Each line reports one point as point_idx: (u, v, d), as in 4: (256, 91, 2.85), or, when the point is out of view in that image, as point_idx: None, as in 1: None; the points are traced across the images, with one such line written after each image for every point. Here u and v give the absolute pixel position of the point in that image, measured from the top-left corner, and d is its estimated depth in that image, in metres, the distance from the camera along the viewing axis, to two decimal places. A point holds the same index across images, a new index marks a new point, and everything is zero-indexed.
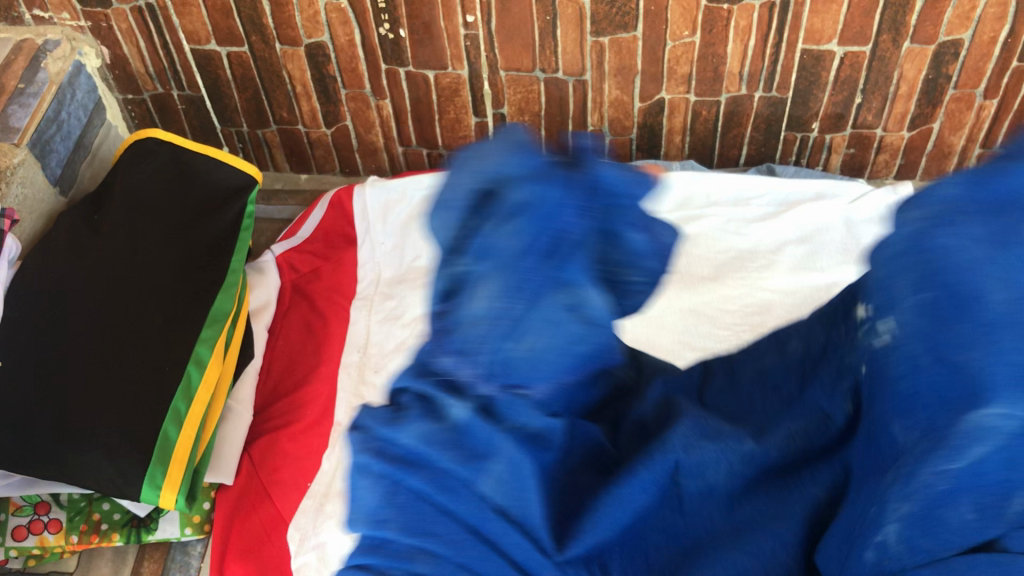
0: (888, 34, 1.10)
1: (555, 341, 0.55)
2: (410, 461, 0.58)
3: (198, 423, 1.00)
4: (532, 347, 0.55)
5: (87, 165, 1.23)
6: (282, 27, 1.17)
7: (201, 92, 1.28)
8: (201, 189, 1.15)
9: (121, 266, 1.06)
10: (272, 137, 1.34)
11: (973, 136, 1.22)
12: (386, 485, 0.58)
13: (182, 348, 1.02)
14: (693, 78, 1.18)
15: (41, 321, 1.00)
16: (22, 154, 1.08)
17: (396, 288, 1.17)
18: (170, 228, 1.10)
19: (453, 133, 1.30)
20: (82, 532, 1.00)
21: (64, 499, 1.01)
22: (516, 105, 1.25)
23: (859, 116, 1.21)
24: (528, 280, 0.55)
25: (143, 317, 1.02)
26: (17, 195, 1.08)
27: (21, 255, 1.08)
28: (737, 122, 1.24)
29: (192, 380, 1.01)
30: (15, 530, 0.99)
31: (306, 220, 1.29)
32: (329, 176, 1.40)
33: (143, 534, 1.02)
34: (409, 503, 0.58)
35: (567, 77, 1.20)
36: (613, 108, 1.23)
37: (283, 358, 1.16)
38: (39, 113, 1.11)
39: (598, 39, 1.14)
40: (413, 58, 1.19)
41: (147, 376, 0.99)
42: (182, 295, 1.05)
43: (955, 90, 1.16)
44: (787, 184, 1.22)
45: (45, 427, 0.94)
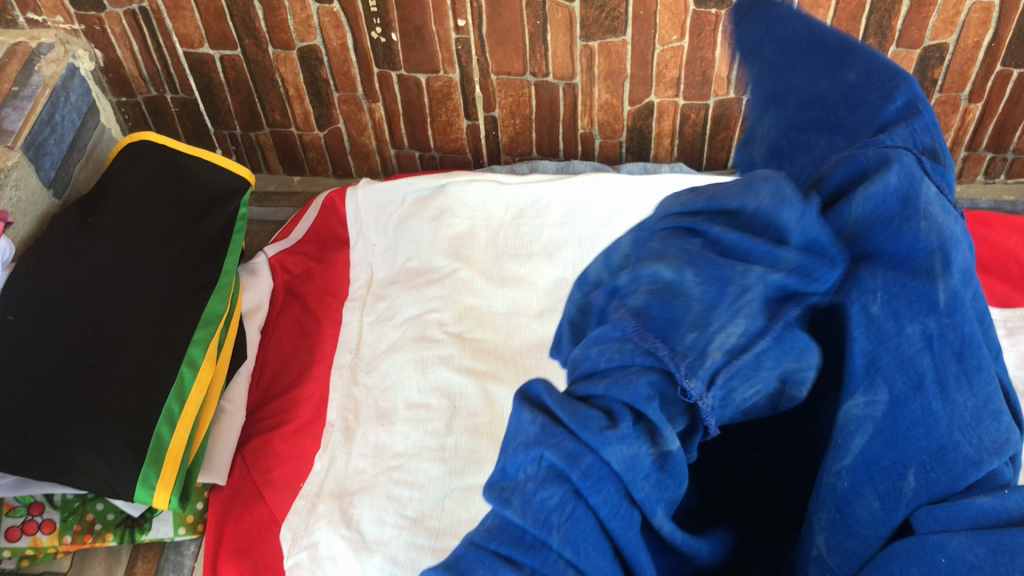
0: (873, 38, 1.11)
1: (938, 320, 0.40)
2: (589, 474, 0.40)
3: (192, 423, 1.01)
4: (750, 348, 0.39)
5: (81, 167, 1.23)
6: (275, 30, 1.18)
7: (194, 96, 1.29)
8: (192, 194, 1.16)
9: (116, 269, 1.06)
10: (265, 139, 1.35)
11: (959, 139, 1.24)
12: (565, 487, 0.40)
13: (176, 349, 1.03)
14: (682, 82, 1.19)
15: (35, 321, 1.01)
16: (16, 156, 1.09)
17: (388, 289, 1.19)
18: (162, 233, 1.11)
19: (445, 136, 1.31)
20: (76, 533, 1.01)
21: (58, 500, 1.02)
22: (507, 108, 1.26)
23: None
24: (715, 264, 0.41)
25: (136, 320, 1.03)
26: (11, 198, 1.08)
27: (14, 257, 1.09)
28: (726, 125, 1.25)
29: (185, 381, 1.02)
30: (8, 530, 0.99)
31: (299, 223, 1.31)
32: (321, 178, 1.41)
33: (137, 534, 1.02)
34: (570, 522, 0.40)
35: (558, 80, 1.21)
36: (603, 111, 1.24)
37: (276, 358, 1.16)
38: (33, 117, 1.12)
39: (587, 43, 1.15)
40: (405, 61, 1.20)
41: (140, 379, 1.00)
42: (176, 297, 1.07)
43: (940, 94, 1.18)
44: None
45: (39, 428, 0.94)
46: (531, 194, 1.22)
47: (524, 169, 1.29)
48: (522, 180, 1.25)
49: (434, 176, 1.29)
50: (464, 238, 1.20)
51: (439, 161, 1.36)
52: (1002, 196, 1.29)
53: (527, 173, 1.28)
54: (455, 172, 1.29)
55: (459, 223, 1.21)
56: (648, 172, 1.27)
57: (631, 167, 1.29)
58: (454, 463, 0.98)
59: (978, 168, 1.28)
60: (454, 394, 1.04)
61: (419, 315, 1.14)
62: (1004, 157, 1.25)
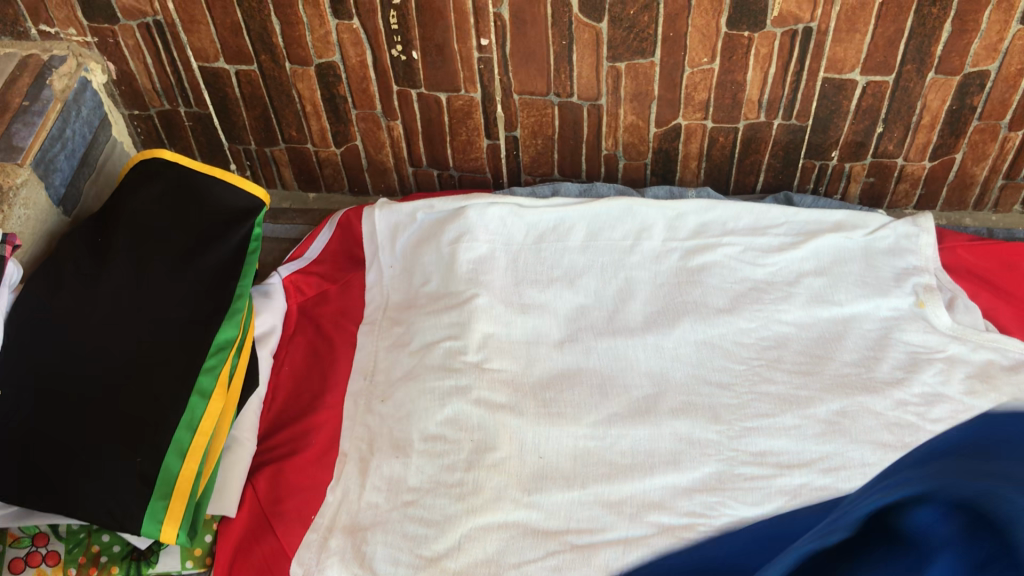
0: (912, 64, 1.07)
1: None
2: None
3: (200, 455, 0.98)
4: None
5: (92, 182, 1.20)
6: (292, 46, 1.14)
7: (208, 110, 1.25)
8: (207, 215, 1.13)
9: (132, 292, 1.04)
10: (280, 155, 1.32)
11: (996, 167, 1.20)
12: None
13: (187, 378, 1.00)
14: (711, 105, 1.15)
15: (52, 343, 0.98)
16: (24, 174, 1.06)
17: (404, 313, 1.15)
18: (177, 256, 1.08)
19: (464, 155, 1.27)
20: (81, 565, 0.98)
21: (62, 531, 0.99)
22: (530, 128, 1.22)
23: (880, 145, 1.18)
24: None
25: (148, 348, 1.00)
26: (19, 218, 1.06)
27: (23, 278, 1.06)
28: (755, 149, 1.21)
29: (195, 411, 0.99)
30: (11, 562, 0.97)
31: (312, 244, 1.28)
32: (337, 195, 1.37)
33: (143, 567, 0.99)
34: None
35: (583, 101, 1.17)
36: (629, 132, 1.21)
37: (289, 384, 1.13)
38: (42, 132, 1.09)
39: (614, 64, 1.11)
40: (426, 80, 1.16)
41: (150, 408, 0.97)
42: (190, 323, 1.04)
43: (979, 121, 1.14)
44: (805, 214, 1.20)
45: (50, 453, 0.92)
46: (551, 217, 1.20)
47: (546, 190, 1.26)
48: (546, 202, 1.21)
49: (454, 197, 1.25)
50: (483, 262, 1.17)
51: (458, 180, 1.32)
52: None
53: (548, 194, 1.24)
54: (475, 192, 1.25)
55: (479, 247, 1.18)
56: (674, 196, 1.23)
57: (656, 189, 1.25)
58: (471, 500, 0.95)
59: (1014, 199, 1.24)
60: (472, 427, 1.01)
61: (434, 342, 1.10)
62: None
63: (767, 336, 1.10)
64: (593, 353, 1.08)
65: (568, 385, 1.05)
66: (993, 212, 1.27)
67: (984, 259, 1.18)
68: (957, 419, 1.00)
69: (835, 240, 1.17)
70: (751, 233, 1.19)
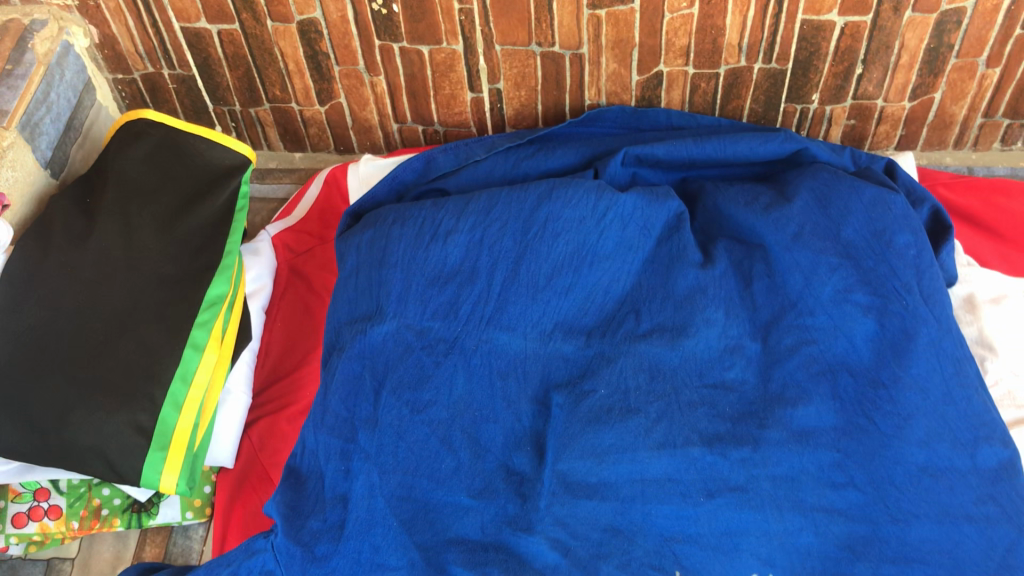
0: (889, 2, 1.08)
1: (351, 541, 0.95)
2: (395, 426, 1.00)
3: (198, 406, 1.00)
4: (425, 270, 1.06)
5: (78, 147, 1.22)
6: (273, 3, 1.14)
7: (192, 71, 1.25)
8: (194, 172, 1.12)
9: (125, 248, 1.04)
10: (265, 115, 1.32)
11: (975, 105, 1.21)
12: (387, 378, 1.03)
13: (181, 332, 1.01)
14: (692, 51, 1.16)
15: (42, 298, 1.00)
16: (11, 137, 1.07)
17: (378, 273, 1.07)
18: (167, 210, 1.08)
19: (448, 109, 1.28)
20: (83, 518, 1.01)
21: (64, 485, 1.02)
22: (513, 79, 1.22)
23: (860, 87, 1.19)
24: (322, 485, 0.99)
25: (135, 306, 1.01)
26: (8, 179, 1.07)
27: (14, 238, 1.07)
28: (737, 94, 1.22)
29: (190, 364, 1.01)
30: (14, 517, 0.99)
31: (302, 199, 1.28)
32: (323, 154, 1.38)
33: (144, 519, 1.02)
34: (393, 333, 1.04)
35: (564, 50, 1.17)
36: (611, 81, 1.21)
37: (282, 339, 1.16)
38: (27, 96, 1.10)
39: (595, 12, 1.12)
40: (407, 33, 1.17)
41: (144, 360, 0.98)
42: (182, 275, 1.05)
43: (957, 60, 1.15)
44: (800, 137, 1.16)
45: (45, 408, 0.94)
46: (534, 158, 1.17)
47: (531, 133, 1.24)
48: (533, 134, 1.20)
49: (447, 148, 1.22)
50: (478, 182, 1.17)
51: (443, 135, 1.33)
52: (1019, 162, 1.27)
53: (534, 132, 1.20)
54: (463, 139, 1.24)
55: (459, 178, 1.16)
56: (673, 126, 1.20)
57: (654, 115, 1.21)
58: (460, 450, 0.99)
59: (994, 136, 1.26)
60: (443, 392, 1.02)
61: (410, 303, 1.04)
62: (1021, 123, 1.23)
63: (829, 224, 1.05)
64: (619, 284, 1.05)
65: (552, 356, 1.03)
66: (973, 149, 1.28)
67: (964, 196, 1.20)
68: (937, 348, 0.96)
69: (825, 153, 1.15)
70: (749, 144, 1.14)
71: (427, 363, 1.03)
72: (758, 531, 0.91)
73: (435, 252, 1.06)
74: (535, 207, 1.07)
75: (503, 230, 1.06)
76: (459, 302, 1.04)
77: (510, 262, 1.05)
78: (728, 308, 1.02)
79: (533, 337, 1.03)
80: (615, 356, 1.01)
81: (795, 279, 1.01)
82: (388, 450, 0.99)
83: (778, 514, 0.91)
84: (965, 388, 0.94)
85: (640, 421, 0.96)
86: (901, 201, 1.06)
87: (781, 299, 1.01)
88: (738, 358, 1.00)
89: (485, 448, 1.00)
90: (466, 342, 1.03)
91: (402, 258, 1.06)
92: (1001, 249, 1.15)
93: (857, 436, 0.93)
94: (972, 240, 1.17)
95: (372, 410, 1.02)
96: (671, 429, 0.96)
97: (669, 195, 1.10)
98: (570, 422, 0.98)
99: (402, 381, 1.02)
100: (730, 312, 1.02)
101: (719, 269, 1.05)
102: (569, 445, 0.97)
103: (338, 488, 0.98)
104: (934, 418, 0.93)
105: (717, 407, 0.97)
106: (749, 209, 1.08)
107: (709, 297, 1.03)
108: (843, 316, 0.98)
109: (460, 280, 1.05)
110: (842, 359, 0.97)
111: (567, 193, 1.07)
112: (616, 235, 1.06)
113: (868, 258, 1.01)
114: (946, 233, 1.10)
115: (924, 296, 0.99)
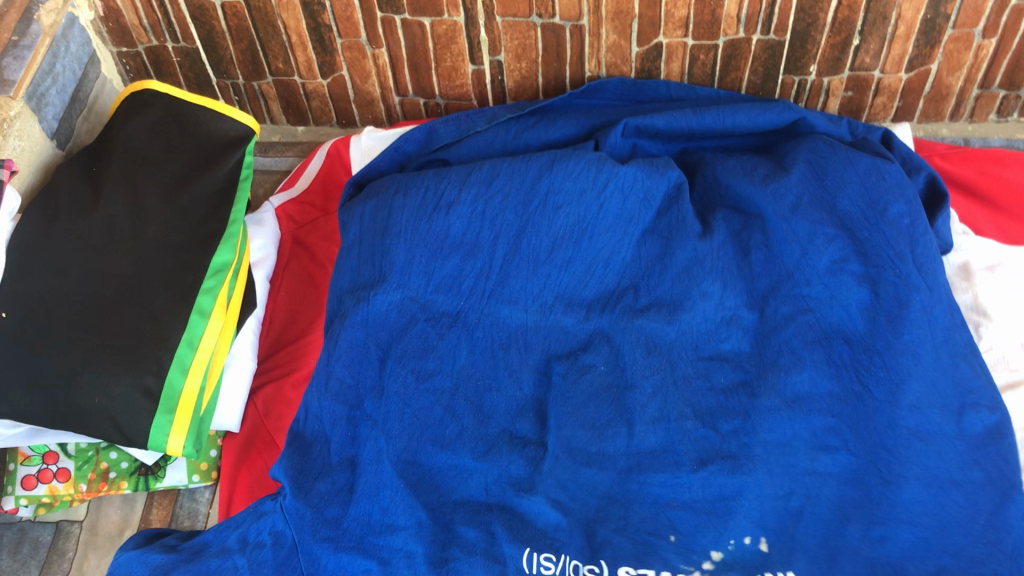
0: None
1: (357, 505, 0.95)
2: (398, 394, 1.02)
3: (204, 370, 1.02)
4: (428, 240, 1.07)
5: (84, 119, 1.23)
6: None
7: (196, 44, 1.27)
8: (199, 142, 1.14)
9: (131, 216, 1.06)
10: (268, 88, 1.33)
11: (971, 76, 1.22)
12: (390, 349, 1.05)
13: (187, 299, 1.02)
14: (691, 22, 1.17)
15: (49, 265, 1.01)
16: (18, 106, 1.08)
17: (381, 242, 1.08)
18: (172, 179, 1.10)
19: (450, 81, 1.29)
20: (91, 481, 1.03)
21: (72, 449, 1.04)
22: (514, 51, 1.24)
23: (857, 58, 1.20)
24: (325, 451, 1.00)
25: (142, 271, 1.03)
26: (15, 148, 1.08)
27: (21, 206, 1.09)
28: (736, 66, 1.23)
29: (196, 329, 1.02)
30: (23, 479, 1.01)
31: (304, 172, 1.30)
32: (326, 128, 1.39)
33: (151, 482, 1.04)
34: (399, 303, 1.05)
35: (565, 22, 1.19)
36: (611, 53, 1.22)
37: (285, 308, 1.17)
38: (34, 66, 1.11)
39: None
40: (409, 5, 1.18)
41: (150, 324, 0.99)
42: (187, 243, 1.06)
43: (954, 30, 1.16)
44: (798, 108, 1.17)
45: (54, 371, 0.96)
46: (535, 128, 1.18)
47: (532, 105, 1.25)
48: (533, 105, 1.21)
49: (448, 119, 1.23)
50: (480, 153, 1.18)
51: (445, 108, 1.34)
52: (1016, 134, 1.28)
53: (535, 104, 1.21)
54: (466, 111, 1.25)
55: (461, 148, 1.18)
56: (673, 97, 1.22)
57: (654, 87, 1.23)
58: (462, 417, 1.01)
59: (990, 107, 1.27)
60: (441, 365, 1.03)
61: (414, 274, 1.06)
62: (1016, 95, 1.24)
63: (829, 192, 1.06)
64: (622, 252, 1.06)
65: (552, 330, 1.04)
66: (969, 121, 1.30)
67: (960, 165, 1.21)
68: (931, 314, 0.97)
69: (823, 121, 1.16)
70: (748, 114, 1.15)
71: (432, 335, 1.05)
72: (752, 494, 0.91)
73: (440, 222, 1.07)
74: (537, 177, 1.08)
75: (505, 202, 1.07)
76: (462, 276, 1.06)
77: (511, 235, 1.07)
78: (725, 278, 1.03)
79: (534, 311, 1.04)
80: (614, 329, 1.03)
81: (793, 248, 1.03)
82: (391, 415, 1.01)
83: (771, 478, 0.91)
84: (955, 354, 0.96)
85: (637, 397, 0.98)
86: (897, 171, 1.08)
87: (778, 269, 1.03)
88: (737, 323, 1.01)
89: (489, 414, 1.01)
90: (469, 316, 1.05)
91: (405, 226, 1.08)
92: (997, 218, 1.17)
93: (851, 402, 0.94)
94: (969, 210, 1.18)
95: (377, 378, 1.03)
96: (666, 404, 0.97)
97: (668, 164, 1.11)
98: (569, 394, 1.00)
99: (405, 350, 1.04)
100: (727, 283, 1.03)
101: (717, 241, 1.06)
102: (571, 415, 0.99)
103: (342, 453, 0.99)
104: (925, 382, 0.94)
105: (712, 379, 0.98)
106: (748, 178, 1.10)
107: (705, 269, 1.04)
108: (838, 286, 0.99)
109: (463, 250, 1.07)
110: (839, 325, 0.98)
111: (568, 165, 1.08)
112: (617, 208, 1.07)
113: (865, 226, 1.02)
114: (941, 201, 1.11)
115: (917, 266, 0.99)
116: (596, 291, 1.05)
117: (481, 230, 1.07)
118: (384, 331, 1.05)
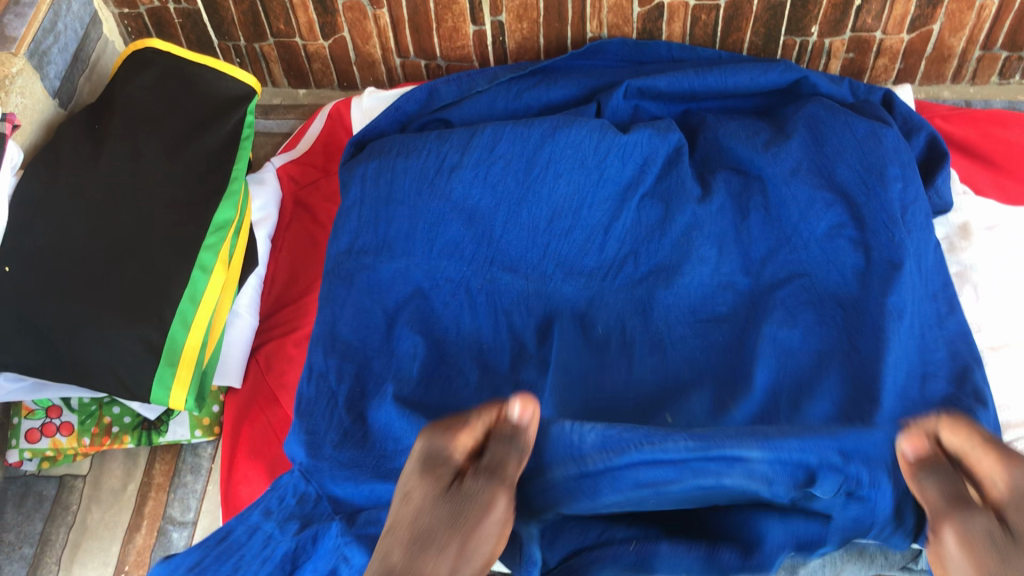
0: None
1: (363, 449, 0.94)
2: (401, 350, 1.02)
3: (204, 326, 1.02)
4: (429, 208, 1.07)
5: (86, 79, 1.23)
6: None
7: (197, 5, 1.26)
8: (200, 100, 1.14)
9: (133, 172, 1.06)
10: (270, 50, 1.33)
11: (973, 37, 1.22)
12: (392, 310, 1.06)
13: (188, 254, 1.03)
14: None
15: (52, 218, 1.01)
16: (20, 63, 1.08)
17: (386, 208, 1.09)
18: (174, 136, 1.10)
19: (451, 43, 1.29)
20: (95, 435, 1.03)
21: (75, 403, 1.04)
22: (515, 12, 1.23)
23: (859, 19, 1.20)
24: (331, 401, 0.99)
25: (144, 227, 1.03)
26: (17, 104, 1.08)
27: (24, 162, 1.09)
28: (737, 26, 1.23)
29: (198, 285, 1.03)
30: (28, 433, 1.02)
31: (305, 134, 1.30)
32: (327, 91, 1.40)
33: (154, 436, 1.05)
34: (401, 273, 1.06)
35: None
36: (612, 13, 1.22)
37: (286, 269, 1.18)
38: (36, 24, 1.11)
39: None
40: None
41: (152, 278, 1.00)
42: (188, 199, 1.06)
43: None
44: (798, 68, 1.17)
45: (57, 322, 0.95)
46: (536, 88, 1.19)
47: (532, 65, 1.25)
48: (534, 65, 1.21)
49: (449, 79, 1.23)
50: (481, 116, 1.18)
51: (446, 70, 1.35)
52: (1017, 96, 1.29)
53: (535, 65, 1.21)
54: (467, 71, 1.25)
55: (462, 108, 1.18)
56: (674, 57, 1.22)
57: (656, 48, 1.22)
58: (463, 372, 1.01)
59: (991, 70, 1.27)
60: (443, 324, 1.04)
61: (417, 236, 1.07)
62: (1019, 56, 1.24)
63: (829, 152, 1.06)
64: (626, 210, 1.06)
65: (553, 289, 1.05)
66: (971, 84, 1.30)
67: (961, 127, 1.21)
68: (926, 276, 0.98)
69: (823, 79, 1.16)
70: (749, 74, 1.15)
71: (434, 302, 1.05)
72: None
73: (440, 189, 1.08)
74: (539, 143, 1.08)
75: (506, 168, 1.07)
76: (463, 244, 1.07)
77: (511, 204, 1.07)
78: (723, 243, 1.04)
79: (534, 278, 1.05)
80: (613, 288, 1.04)
81: (795, 207, 1.03)
82: (393, 367, 1.00)
83: None
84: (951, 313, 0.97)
85: (638, 354, 0.98)
86: (895, 134, 1.08)
87: (777, 232, 1.03)
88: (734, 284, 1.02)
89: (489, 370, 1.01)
90: (473, 282, 1.06)
91: (407, 188, 1.09)
92: (998, 178, 1.17)
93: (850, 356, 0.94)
94: (969, 169, 1.18)
95: (378, 340, 1.04)
96: (664, 364, 0.97)
97: (668, 126, 1.12)
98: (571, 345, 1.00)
99: (407, 308, 1.05)
100: (725, 247, 1.04)
101: (717, 202, 1.06)
102: None
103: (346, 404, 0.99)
104: (922, 335, 0.94)
105: (710, 338, 0.99)
106: (747, 142, 1.10)
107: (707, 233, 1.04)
108: (834, 251, 1.00)
109: (463, 214, 1.07)
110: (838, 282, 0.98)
111: (570, 132, 1.08)
112: (617, 173, 1.07)
113: (866, 183, 1.02)
114: (942, 159, 1.11)
115: (911, 230, 0.98)
116: (597, 253, 1.06)
117: (481, 194, 1.07)
118: (384, 286, 1.07)
